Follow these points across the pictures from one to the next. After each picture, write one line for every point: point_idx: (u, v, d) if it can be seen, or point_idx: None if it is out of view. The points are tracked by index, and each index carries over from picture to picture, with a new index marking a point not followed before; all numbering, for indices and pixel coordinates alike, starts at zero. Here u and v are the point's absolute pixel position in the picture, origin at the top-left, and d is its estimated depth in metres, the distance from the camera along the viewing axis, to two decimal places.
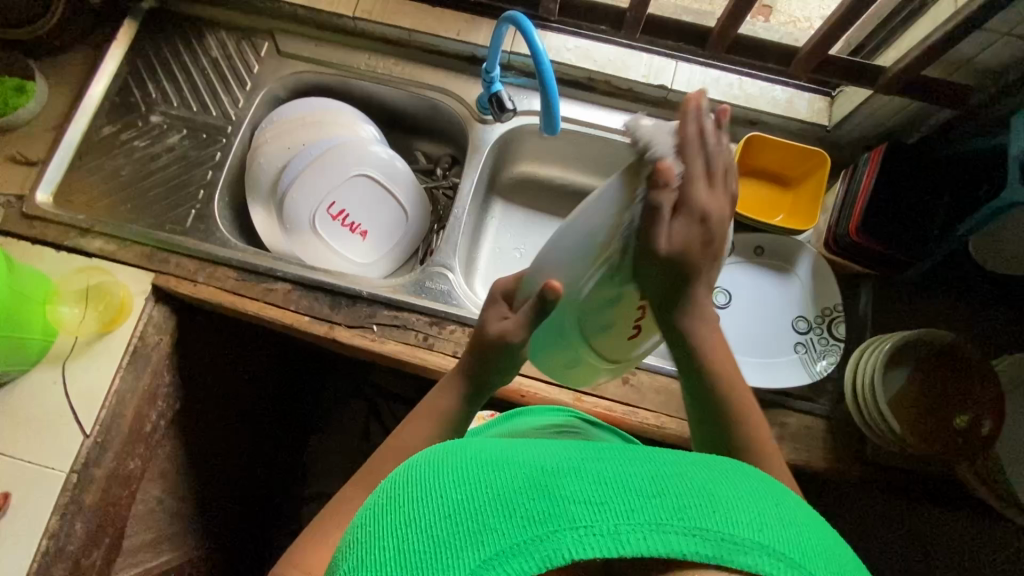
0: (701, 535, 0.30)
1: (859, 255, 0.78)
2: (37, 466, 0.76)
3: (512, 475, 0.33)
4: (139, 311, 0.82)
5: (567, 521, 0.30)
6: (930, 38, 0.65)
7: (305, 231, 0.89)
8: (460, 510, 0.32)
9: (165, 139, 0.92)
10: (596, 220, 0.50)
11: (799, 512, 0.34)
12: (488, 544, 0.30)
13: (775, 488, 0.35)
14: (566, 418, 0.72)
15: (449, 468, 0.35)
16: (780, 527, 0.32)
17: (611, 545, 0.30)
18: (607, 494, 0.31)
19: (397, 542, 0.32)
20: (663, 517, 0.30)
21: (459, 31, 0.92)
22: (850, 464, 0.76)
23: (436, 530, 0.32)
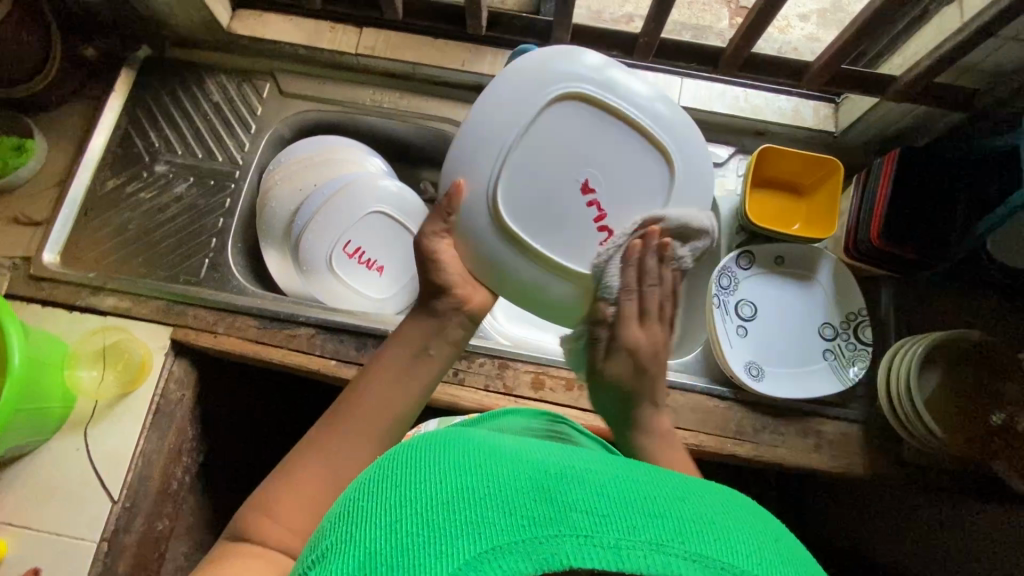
0: (702, 561, 0.30)
1: (880, 260, 0.79)
2: (66, 536, 0.74)
3: (516, 477, 0.33)
4: (160, 368, 0.80)
5: (570, 527, 0.30)
6: (941, 48, 0.67)
7: (322, 272, 0.88)
8: (462, 498, 0.32)
9: (171, 188, 0.90)
10: (495, 119, 0.58)
11: (791, 551, 0.35)
12: (488, 538, 0.30)
13: (772, 526, 0.36)
14: (554, 421, 0.70)
15: (453, 459, 0.35)
16: (778, 562, 0.32)
17: (613, 558, 0.30)
18: (610, 507, 0.32)
19: (392, 518, 0.32)
20: (665, 538, 0.31)
21: (464, 61, 0.92)
22: (887, 468, 0.77)
23: (436, 511, 0.31)
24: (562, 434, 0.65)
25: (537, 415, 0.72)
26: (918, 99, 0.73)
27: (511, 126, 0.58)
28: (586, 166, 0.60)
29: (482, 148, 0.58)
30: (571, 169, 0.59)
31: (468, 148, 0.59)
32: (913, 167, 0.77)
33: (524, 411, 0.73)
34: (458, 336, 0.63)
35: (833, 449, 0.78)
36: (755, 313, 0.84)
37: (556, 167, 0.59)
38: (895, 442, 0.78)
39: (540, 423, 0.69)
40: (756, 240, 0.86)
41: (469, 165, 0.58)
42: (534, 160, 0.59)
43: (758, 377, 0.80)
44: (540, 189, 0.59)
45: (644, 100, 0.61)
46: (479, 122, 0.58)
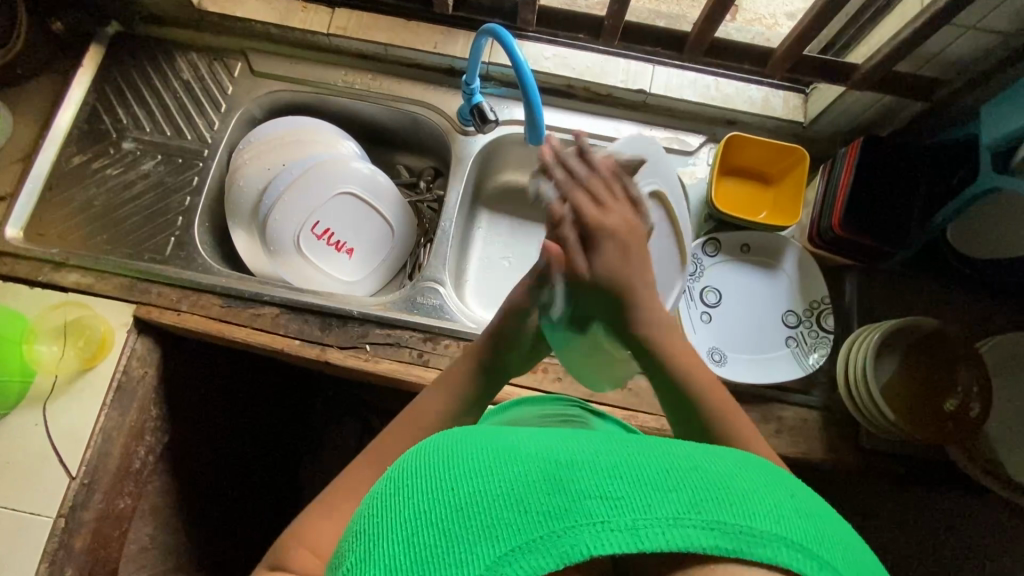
0: (720, 528, 0.29)
1: (844, 248, 0.79)
2: (21, 512, 0.74)
3: (524, 468, 0.31)
4: (122, 345, 0.79)
5: (583, 516, 0.29)
6: (899, 36, 0.67)
7: (290, 252, 0.88)
8: (474, 503, 0.31)
9: (138, 166, 0.89)
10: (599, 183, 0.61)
11: (809, 500, 0.33)
12: (503, 539, 0.29)
13: (787, 479, 0.34)
14: (570, 407, 0.72)
15: (462, 457, 0.34)
16: (796, 517, 0.31)
17: (631, 541, 0.29)
18: (623, 488, 0.30)
19: (407, 534, 0.31)
20: (680, 511, 0.29)
21: (436, 43, 0.91)
22: (846, 453, 0.78)
23: (448, 522, 0.30)
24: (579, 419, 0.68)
25: (550, 403, 0.73)
26: (882, 87, 0.73)
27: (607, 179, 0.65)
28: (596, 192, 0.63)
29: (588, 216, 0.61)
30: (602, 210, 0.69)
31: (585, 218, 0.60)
32: (876, 154, 0.77)
33: (538, 397, 0.75)
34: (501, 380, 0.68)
35: (794, 434, 0.79)
36: (721, 299, 0.85)
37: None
38: (855, 428, 0.79)
39: (555, 411, 0.70)
40: (723, 228, 0.87)
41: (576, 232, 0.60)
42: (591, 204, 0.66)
43: (720, 362, 0.81)
44: None
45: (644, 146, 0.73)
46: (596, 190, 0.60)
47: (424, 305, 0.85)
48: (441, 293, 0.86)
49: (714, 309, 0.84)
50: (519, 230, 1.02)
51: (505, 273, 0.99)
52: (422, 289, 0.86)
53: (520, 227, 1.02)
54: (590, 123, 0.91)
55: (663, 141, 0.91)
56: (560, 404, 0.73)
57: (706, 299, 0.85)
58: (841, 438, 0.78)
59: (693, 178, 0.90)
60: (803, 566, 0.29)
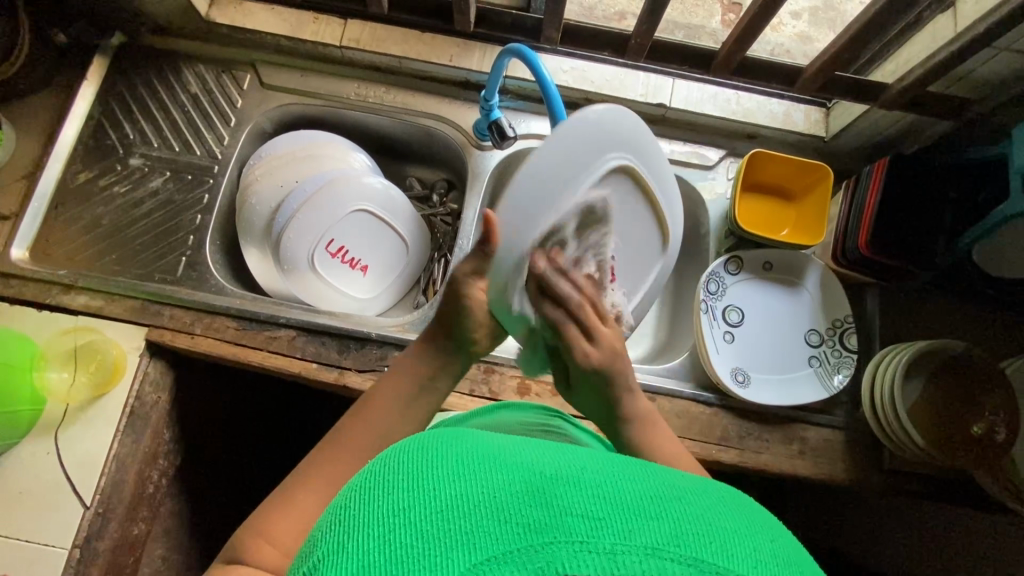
0: (700, 566, 0.28)
1: (868, 267, 0.79)
2: (36, 543, 0.72)
3: (508, 478, 0.30)
4: (134, 370, 0.77)
5: (564, 533, 0.28)
6: (933, 58, 0.66)
7: (304, 271, 0.86)
8: (454, 505, 0.29)
9: (146, 182, 0.87)
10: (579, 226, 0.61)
11: (793, 551, 0.32)
12: (480, 546, 0.28)
13: (770, 525, 0.33)
14: (546, 415, 0.71)
15: (448, 455, 0.33)
16: (776, 564, 0.30)
17: (608, 564, 0.27)
18: (606, 510, 0.29)
19: (380, 530, 0.29)
20: (661, 542, 0.28)
21: (452, 56, 0.89)
22: (869, 474, 0.78)
23: (425, 521, 0.29)
24: (562, 428, 0.66)
25: (533, 411, 0.71)
26: (911, 106, 0.72)
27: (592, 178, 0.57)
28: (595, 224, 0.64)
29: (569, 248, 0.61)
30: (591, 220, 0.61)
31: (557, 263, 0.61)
32: (903, 175, 0.76)
33: (520, 403, 0.74)
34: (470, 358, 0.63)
35: (817, 455, 0.78)
36: (743, 318, 0.84)
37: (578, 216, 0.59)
38: (878, 449, 0.78)
39: (536, 419, 0.68)
40: (744, 245, 0.86)
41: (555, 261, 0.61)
42: (556, 178, 0.52)
43: (744, 383, 0.80)
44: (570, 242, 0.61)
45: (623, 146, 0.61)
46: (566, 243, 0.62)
47: None
48: None
49: (737, 328, 0.83)
50: None
51: None
52: None
53: None
54: None
55: (683, 156, 0.90)
56: (540, 412, 0.72)
57: (728, 318, 0.84)
58: (863, 459, 0.78)
59: (713, 193, 0.89)
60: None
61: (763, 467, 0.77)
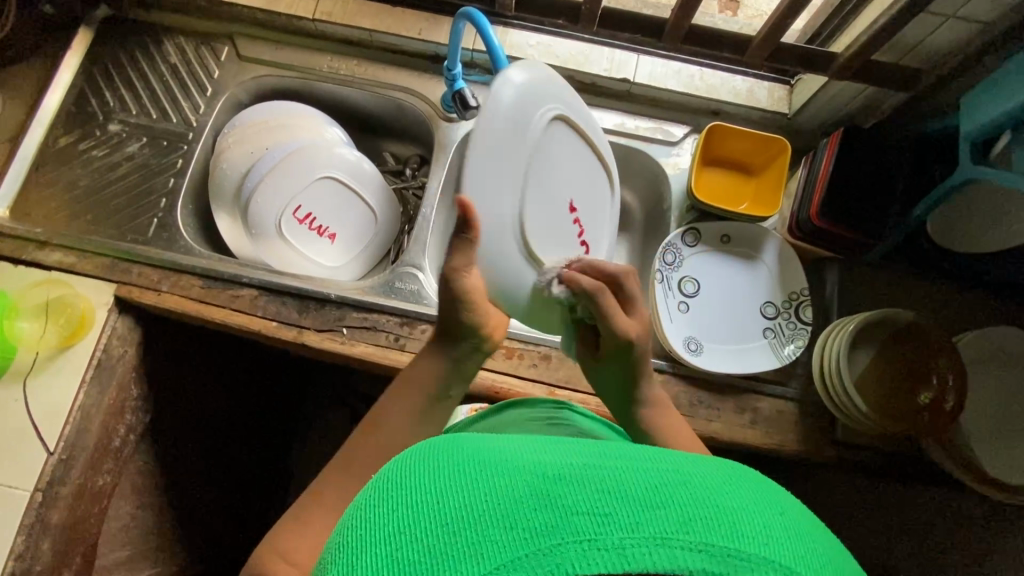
0: (709, 551, 0.27)
1: (825, 240, 0.78)
2: (0, 485, 0.75)
3: (510, 480, 0.29)
4: (102, 324, 0.80)
5: (571, 533, 0.27)
6: (876, 25, 0.67)
7: (272, 236, 0.88)
8: (456, 516, 0.28)
9: (124, 148, 0.90)
10: (555, 190, 0.67)
11: (799, 519, 0.31)
12: (485, 556, 0.26)
13: (772, 489, 0.32)
14: (554, 408, 0.71)
15: (450, 465, 0.31)
16: (784, 538, 0.29)
17: (618, 560, 0.26)
18: (611, 502, 0.28)
19: (385, 556, 0.28)
20: (669, 530, 0.27)
21: (420, 30, 0.92)
22: (821, 446, 0.78)
23: (431, 539, 0.27)
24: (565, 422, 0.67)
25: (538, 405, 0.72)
26: (862, 76, 0.73)
27: (541, 143, 0.63)
28: (581, 196, 0.72)
29: (558, 216, 0.67)
30: (554, 188, 0.66)
31: (560, 231, 0.67)
32: (857, 147, 0.76)
33: (530, 400, 0.74)
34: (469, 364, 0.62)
35: (768, 426, 0.78)
36: (700, 289, 0.85)
37: (552, 190, 0.66)
38: (830, 421, 0.78)
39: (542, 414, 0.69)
40: (704, 218, 0.87)
41: (558, 235, 0.67)
42: (506, 154, 0.56)
43: (696, 352, 0.81)
44: (557, 209, 0.67)
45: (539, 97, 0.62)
46: (560, 207, 0.68)
47: (402, 290, 0.85)
48: (419, 279, 0.86)
49: (693, 299, 0.84)
50: None
51: None
52: (400, 274, 0.86)
53: None
54: None
55: (647, 130, 0.91)
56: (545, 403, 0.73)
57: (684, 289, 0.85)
58: (814, 430, 0.78)
59: (676, 169, 0.90)
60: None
61: (713, 435, 0.77)
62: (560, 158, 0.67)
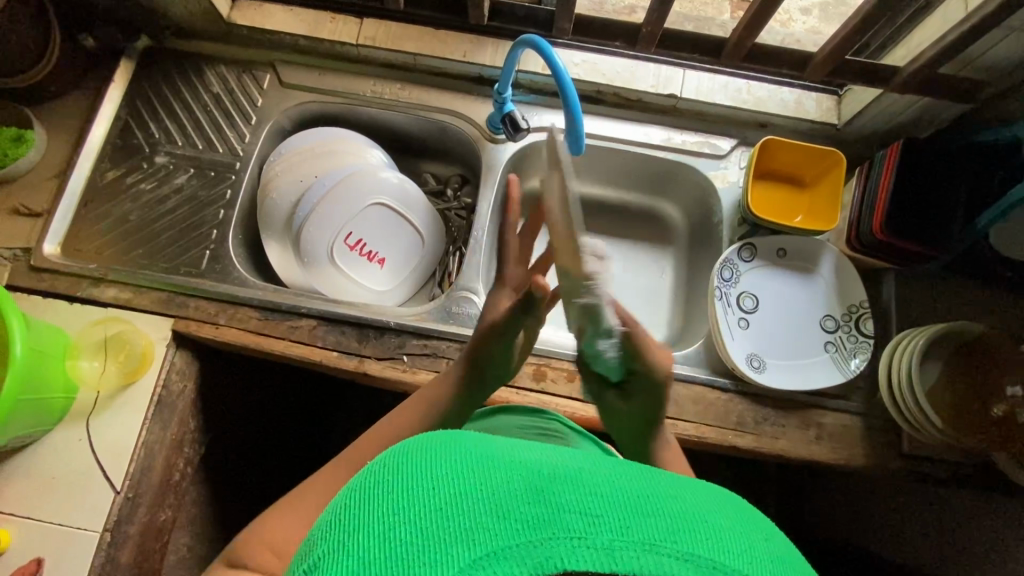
0: (694, 560, 0.28)
1: (885, 253, 0.78)
2: (68, 526, 0.74)
3: (508, 476, 0.30)
4: (162, 359, 0.80)
5: (562, 529, 0.29)
6: (945, 38, 0.66)
7: (323, 263, 0.88)
8: (455, 501, 0.29)
9: (172, 179, 0.90)
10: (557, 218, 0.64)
11: (785, 548, 0.33)
12: (479, 542, 0.28)
13: (764, 520, 0.34)
14: (550, 422, 0.72)
15: (448, 456, 0.32)
16: (769, 559, 0.31)
17: (604, 559, 0.28)
18: (603, 507, 0.29)
19: (384, 525, 0.29)
20: (657, 537, 0.29)
21: (465, 52, 0.91)
22: (887, 459, 0.78)
23: (426, 519, 0.29)
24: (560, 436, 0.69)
25: (535, 416, 0.73)
26: (924, 89, 0.73)
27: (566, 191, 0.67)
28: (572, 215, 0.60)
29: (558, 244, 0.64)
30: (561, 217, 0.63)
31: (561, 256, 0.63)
32: (916, 159, 0.76)
33: (523, 408, 0.76)
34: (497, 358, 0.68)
35: (835, 441, 0.78)
36: (757, 304, 0.84)
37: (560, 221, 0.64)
38: (896, 434, 0.78)
39: (536, 426, 0.71)
40: (759, 232, 0.86)
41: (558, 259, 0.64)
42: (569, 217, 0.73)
43: (759, 369, 0.80)
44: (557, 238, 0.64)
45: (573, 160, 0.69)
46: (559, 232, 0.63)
47: (458, 315, 0.84)
48: (475, 303, 0.86)
49: (752, 314, 0.84)
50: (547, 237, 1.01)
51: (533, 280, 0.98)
52: (456, 298, 0.86)
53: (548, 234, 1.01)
54: (623, 129, 0.91)
55: (695, 145, 0.90)
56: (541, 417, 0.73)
57: (743, 304, 0.84)
58: (881, 444, 0.78)
59: (724, 182, 0.89)
60: None
61: (779, 453, 0.77)
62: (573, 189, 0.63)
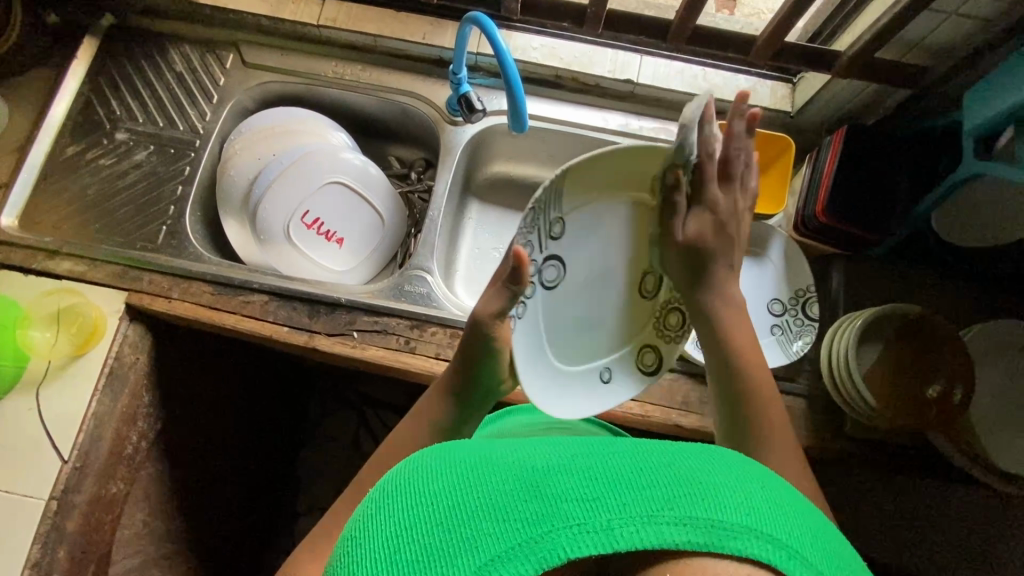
0: (692, 523, 0.28)
1: (830, 236, 0.79)
2: (15, 494, 0.75)
3: (503, 479, 0.31)
4: (114, 332, 0.80)
5: (560, 520, 0.29)
6: (881, 22, 0.67)
7: (279, 241, 0.89)
8: (455, 514, 0.30)
9: (131, 156, 0.91)
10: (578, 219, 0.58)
11: (784, 491, 0.32)
12: (481, 548, 0.28)
13: (757, 469, 0.34)
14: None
15: (443, 474, 0.33)
16: (767, 509, 0.30)
17: (606, 540, 0.28)
18: (598, 489, 0.30)
19: (391, 551, 0.30)
20: (653, 508, 0.29)
21: (425, 34, 0.92)
22: (830, 441, 0.78)
23: (429, 538, 0.30)
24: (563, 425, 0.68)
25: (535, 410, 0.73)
26: (866, 74, 0.74)
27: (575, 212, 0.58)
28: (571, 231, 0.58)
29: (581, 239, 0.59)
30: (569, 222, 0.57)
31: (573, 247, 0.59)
32: (861, 144, 0.77)
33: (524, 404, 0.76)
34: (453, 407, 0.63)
35: None
36: None
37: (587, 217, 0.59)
38: (839, 416, 0.79)
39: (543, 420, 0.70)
40: None
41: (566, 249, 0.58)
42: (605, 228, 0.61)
43: None
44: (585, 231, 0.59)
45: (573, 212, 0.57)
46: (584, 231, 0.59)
47: (411, 293, 0.85)
48: (428, 282, 0.87)
49: None
50: (509, 220, 1.02)
51: (494, 264, 0.99)
52: (409, 277, 0.87)
53: (511, 218, 1.02)
54: (580, 114, 0.92)
55: (651, 131, 0.91)
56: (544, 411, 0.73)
57: None
58: (824, 426, 0.78)
59: None
60: (774, 556, 0.29)
61: None
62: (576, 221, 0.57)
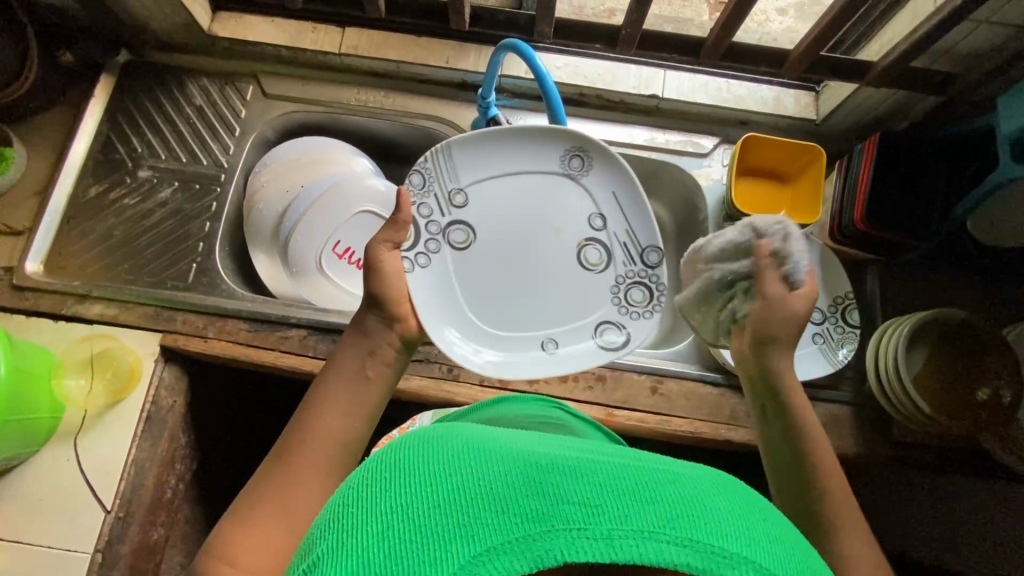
0: (692, 545, 0.28)
1: (866, 242, 0.80)
2: (59, 549, 0.73)
3: (507, 471, 0.31)
4: (150, 375, 0.79)
5: (561, 520, 0.28)
6: (916, 32, 0.68)
7: (312, 272, 0.88)
8: (454, 497, 0.30)
9: (155, 193, 0.89)
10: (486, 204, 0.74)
11: (785, 533, 0.32)
12: (478, 538, 0.28)
13: (761, 506, 0.34)
14: (554, 411, 0.71)
15: (444, 457, 0.33)
16: (767, 544, 0.30)
17: (604, 549, 0.27)
18: (601, 496, 0.29)
19: (383, 526, 0.29)
20: (654, 524, 0.28)
21: (448, 58, 0.92)
22: (879, 447, 0.78)
23: (426, 518, 0.29)
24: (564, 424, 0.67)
25: (537, 404, 0.71)
26: (897, 82, 0.74)
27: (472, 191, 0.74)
28: (483, 214, 0.74)
29: (493, 214, 0.74)
30: (480, 201, 0.74)
31: (494, 215, 0.74)
32: (893, 152, 0.78)
33: (522, 394, 0.73)
34: (393, 357, 0.63)
35: (827, 431, 0.78)
36: None
37: (507, 210, 0.75)
38: (886, 422, 0.79)
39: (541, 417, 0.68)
40: None
41: (487, 219, 0.74)
42: (516, 208, 0.75)
43: None
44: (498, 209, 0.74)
45: (472, 188, 0.74)
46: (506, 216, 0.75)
47: None
48: None
49: None
50: None
51: None
52: None
53: None
54: (607, 131, 0.92)
55: (678, 144, 0.91)
56: (543, 404, 0.72)
57: None
58: (872, 432, 0.78)
59: (708, 180, 0.91)
60: None
61: None
62: (493, 205, 0.74)
